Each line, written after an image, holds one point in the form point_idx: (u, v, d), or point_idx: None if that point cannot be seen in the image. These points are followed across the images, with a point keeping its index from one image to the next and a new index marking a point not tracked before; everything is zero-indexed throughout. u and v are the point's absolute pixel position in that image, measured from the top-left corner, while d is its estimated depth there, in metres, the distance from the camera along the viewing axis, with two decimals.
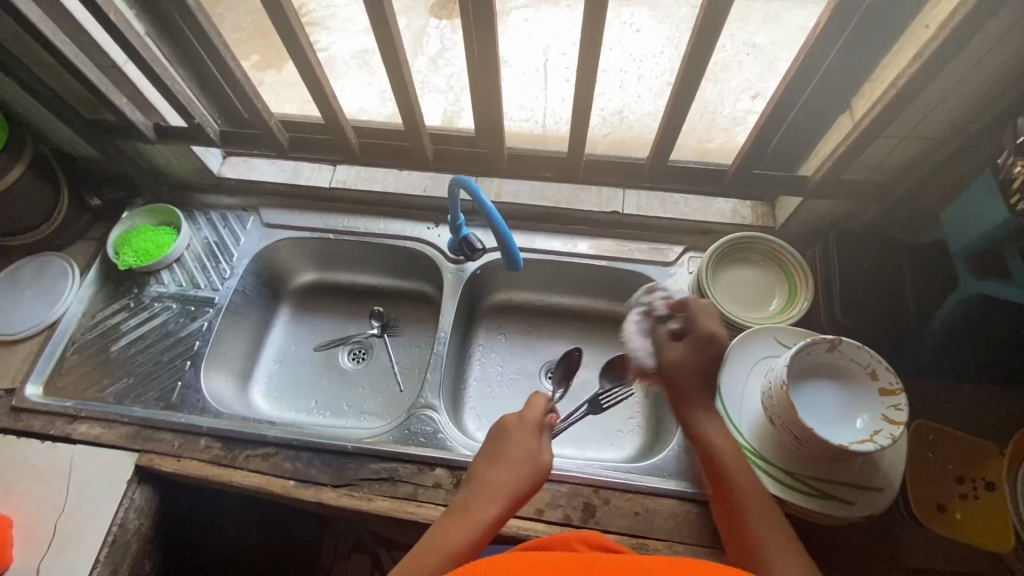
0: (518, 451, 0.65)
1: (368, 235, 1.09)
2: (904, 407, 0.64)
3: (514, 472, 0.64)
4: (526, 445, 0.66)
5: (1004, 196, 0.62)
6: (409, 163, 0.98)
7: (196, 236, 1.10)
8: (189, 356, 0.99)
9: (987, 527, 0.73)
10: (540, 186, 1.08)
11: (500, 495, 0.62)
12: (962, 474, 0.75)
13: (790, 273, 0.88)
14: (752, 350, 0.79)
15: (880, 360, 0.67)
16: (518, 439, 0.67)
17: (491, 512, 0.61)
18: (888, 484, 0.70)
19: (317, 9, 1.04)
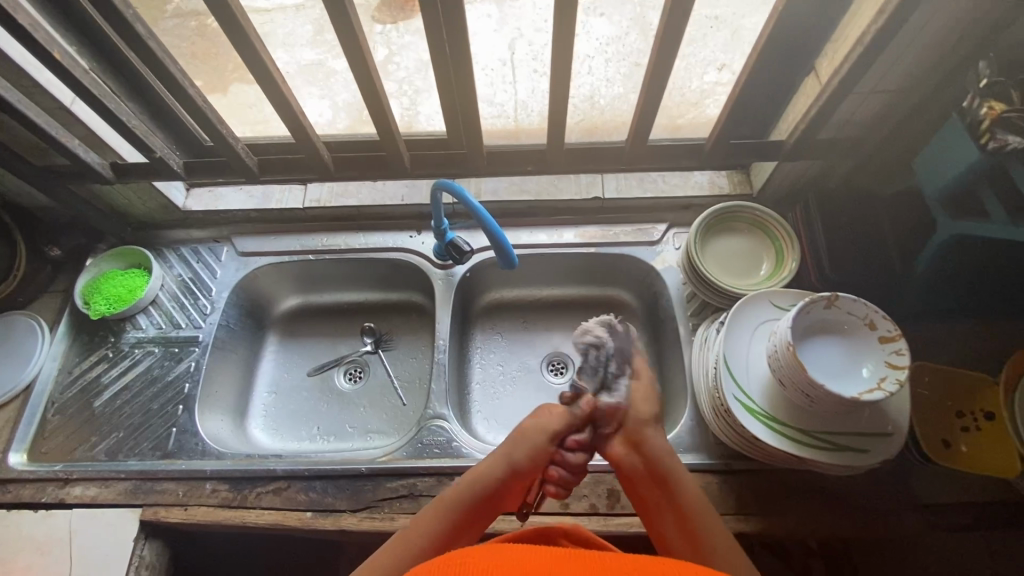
0: (533, 430, 0.70)
1: (349, 251, 1.06)
2: (905, 352, 0.67)
3: (522, 447, 0.69)
4: (544, 421, 0.71)
5: (974, 137, 0.64)
6: (386, 171, 0.97)
7: (169, 274, 1.05)
8: (180, 399, 0.94)
9: (993, 456, 0.75)
10: (518, 180, 1.07)
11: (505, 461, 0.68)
12: (961, 408, 0.78)
13: (775, 236, 0.90)
14: (751, 316, 0.80)
15: (876, 310, 0.69)
16: (543, 421, 0.71)
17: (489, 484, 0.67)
18: (898, 427, 0.72)
19: None
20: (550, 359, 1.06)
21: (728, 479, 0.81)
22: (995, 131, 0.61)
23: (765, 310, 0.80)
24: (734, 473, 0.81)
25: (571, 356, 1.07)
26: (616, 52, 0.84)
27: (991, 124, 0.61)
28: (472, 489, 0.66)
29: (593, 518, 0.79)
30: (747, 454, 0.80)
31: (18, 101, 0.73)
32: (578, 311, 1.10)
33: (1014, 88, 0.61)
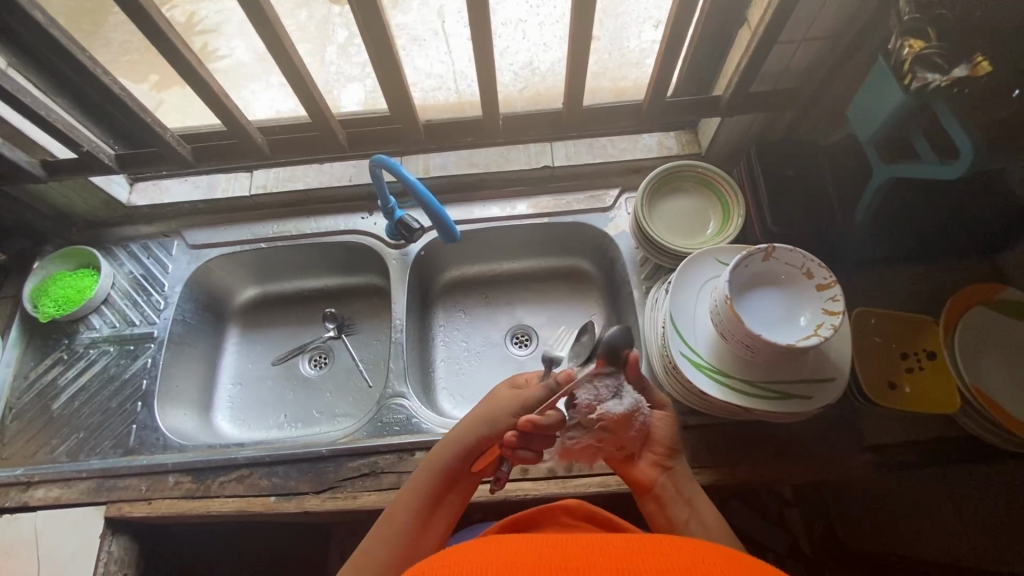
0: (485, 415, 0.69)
1: (301, 237, 1.05)
2: (840, 298, 0.68)
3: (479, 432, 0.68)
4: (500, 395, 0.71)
5: (898, 78, 0.64)
6: (325, 151, 0.95)
7: (120, 272, 1.04)
8: (139, 396, 0.94)
9: (936, 393, 0.77)
10: (467, 154, 1.06)
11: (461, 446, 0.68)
12: (905, 349, 0.80)
13: (721, 194, 0.90)
14: (696, 273, 0.80)
15: (813, 259, 0.70)
16: (500, 403, 0.69)
17: (452, 454, 0.68)
18: (838, 372, 0.74)
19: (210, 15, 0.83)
20: (513, 333, 1.06)
21: (683, 436, 0.82)
22: (916, 71, 0.61)
23: (710, 267, 0.81)
24: (687, 429, 0.83)
25: (533, 328, 1.07)
26: (547, 14, 0.82)
27: (912, 63, 0.61)
28: (435, 478, 0.67)
29: (552, 482, 0.80)
30: (698, 409, 0.81)
31: None
32: (539, 283, 1.10)
33: (930, 25, 0.60)
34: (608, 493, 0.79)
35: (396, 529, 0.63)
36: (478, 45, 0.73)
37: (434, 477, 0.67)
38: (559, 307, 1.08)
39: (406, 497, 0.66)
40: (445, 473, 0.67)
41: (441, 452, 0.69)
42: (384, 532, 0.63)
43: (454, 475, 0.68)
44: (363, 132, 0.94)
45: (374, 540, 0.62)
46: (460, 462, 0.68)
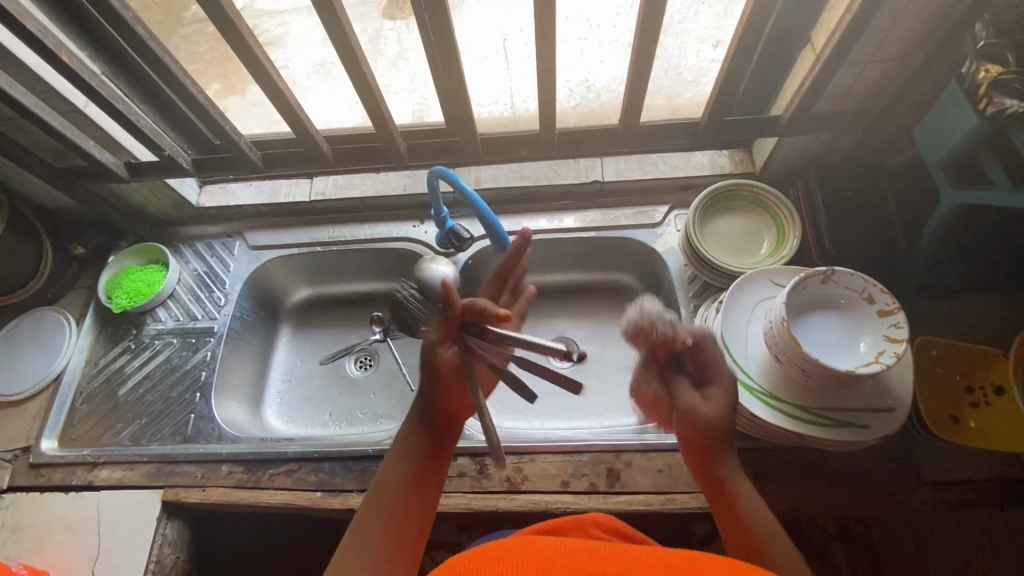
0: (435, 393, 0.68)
1: (355, 242, 1.09)
2: (904, 325, 0.65)
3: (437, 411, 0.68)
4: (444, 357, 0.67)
5: (972, 102, 0.63)
6: (382, 160, 0.99)
7: (185, 269, 1.10)
8: (198, 387, 0.99)
9: (1001, 431, 0.74)
10: (518, 166, 1.08)
11: (426, 427, 0.67)
12: (971, 383, 0.77)
13: (777, 214, 0.89)
14: (750, 293, 0.80)
15: (874, 284, 0.68)
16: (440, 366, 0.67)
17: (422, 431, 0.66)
18: (898, 402, 0.71)
19: (269, 28, 0.84)
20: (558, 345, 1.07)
21: None
22: (992, 95, 0.60)
23: (764, 288, 0.80)
24: (735, 452, 0.81)
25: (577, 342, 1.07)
26: (607, 33, 0.84)
27: (988, 87, 0.60)
28: (408, 465, 0.64)
29: (593, 497, 0.80)
30: (746, 433, 0.80)
31: (34, 105, 0.77)
32: (584, 297, 1.11)
33: (1009, 50, 0.59)
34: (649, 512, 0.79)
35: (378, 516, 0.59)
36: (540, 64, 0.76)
37: (408, 461, 0.64)
38: (603, 321, 1.08)
39: (386, 486, 0.62)
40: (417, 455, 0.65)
41: (407, 436, 0.67)
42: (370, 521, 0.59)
43: (428, 460, 0.65)
44: (420, 143, 0.97)
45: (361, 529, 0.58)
46: (427, 443, 0.66)
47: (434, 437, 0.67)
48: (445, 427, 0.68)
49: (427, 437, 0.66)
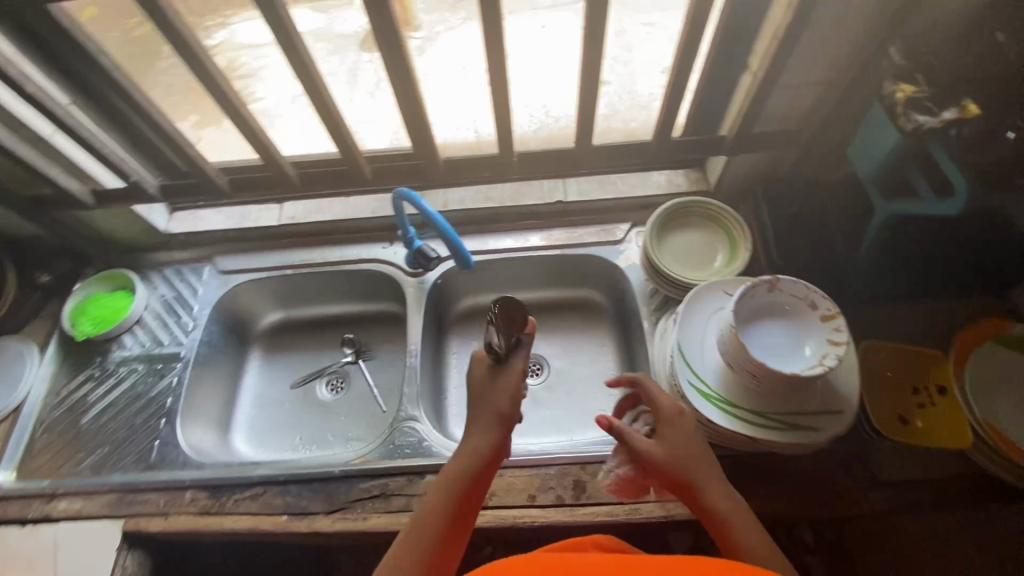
0: (495, 429, 0.67)
1: (324, 265, 1.10)
2: (844, 329, 0.70)
3: (487, 446, 0.66)
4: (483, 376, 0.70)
5: (893, 121, 0.68)
6: (349, 184, 1.00)
7: (153, 295, 1.10)
8: (163, 413, 0.98)
9: (947, 429, 0.78)
10: (484, 189, 1.12)
11: (480, 449, 0.65)
12: (916, 384, 0.81)
13: (729, 229, 0.93)
14: (704, 305, 0.83)
15: (816, 291, 0.73)
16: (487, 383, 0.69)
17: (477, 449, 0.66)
18: (846, 405, 0.75)
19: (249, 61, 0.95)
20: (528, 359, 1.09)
21: None
22: (909, 113, 0.65)
23: (717, 298, 0.83)
24: None
25: (547, 358, 1.09)
26: None
27: (904, 106, 0.65)
28: (460, 486, 0.63)
29: (560, 510, 0.80)
30: (708, 440, 0.82)
31: None
32: (551, 313, 1.13)
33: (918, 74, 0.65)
34: (616, 523, 0.79)
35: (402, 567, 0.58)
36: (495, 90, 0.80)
37: (456, 489, 0.63)
38: (572, 336, 1.11)
39: (430, 518, 0.61)
40: (469, 481, 0.64)
41: (457, 469, 0.65)
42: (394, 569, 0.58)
43: (475, 484, 0.64)
44: (383, 168, 0.99)
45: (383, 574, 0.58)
46: (478, 465, 0.65)
47: (486, 459, 0.65)
48: (496, 453, 0.66)
49: (480, 464, 0.65)
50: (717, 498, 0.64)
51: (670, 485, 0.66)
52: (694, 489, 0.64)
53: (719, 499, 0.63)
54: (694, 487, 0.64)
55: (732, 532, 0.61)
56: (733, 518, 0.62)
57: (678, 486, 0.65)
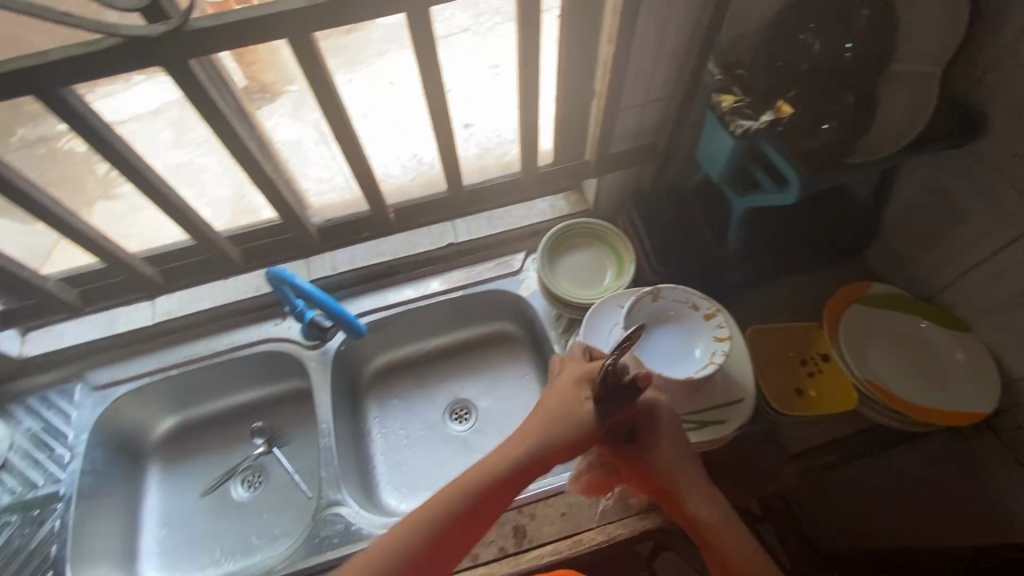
0: (553, 428, 0.67)
1: (215, 356, 1.02)
2: (724, 324, 0.75)
3: (533, 451, 0.67)
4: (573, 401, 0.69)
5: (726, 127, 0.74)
6: (218, 270, 0.96)
7: (16, 431, 0.97)
8: (47, 566, 0.86)
9: (837, 392, 0.84)
10: (375, 245, 1.09)
11: (522, 451, 0.67)
12: (803, 356, 0.87)
13: (614, 244, 0.97)
14: (602, 323, 0.85)
15: (694, 293, 0.77)
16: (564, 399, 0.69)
17: (529, 448, 0.67)
18: (744, 393, 0.79)
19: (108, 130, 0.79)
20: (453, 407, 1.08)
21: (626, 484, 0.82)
22: (736, 119, 0.72)
23: (613, 314, 0.86)
24: None
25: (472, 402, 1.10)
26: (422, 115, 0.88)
27: (731, 112, 0.73)
28: (489, 484, 0.65)
29: (503, 563, 0.78)
30: None
31: None
32: (467, 354, 1.12)
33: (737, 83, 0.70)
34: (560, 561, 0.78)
35: (395, 560, 0.61)
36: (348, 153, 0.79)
37: (483, 485, 0.65)
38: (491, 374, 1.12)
39: (440, 505, 0.63)
40: (501, 482, 0.65)
41: (491, 463, 0.66)
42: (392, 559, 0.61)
43: (503, 487, 0.65)
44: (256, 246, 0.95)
45: (379, 558, 0.61)
46: (516, 469, 0.66)
47: (523, 465, 0.66)
48: (540, 458, 0.67)
49: (521, 467, 0.66)
50: (698, 501, 0.67)
51: (654, 490, 0.70)
52: (675, 498, 0.68)
53: (699, 502, 0.67)
54: (673, 495, 0.68)
55: (715, 542, 0.65)
56: (718, 528, 0.65)
57: (665, 493, 0.69)
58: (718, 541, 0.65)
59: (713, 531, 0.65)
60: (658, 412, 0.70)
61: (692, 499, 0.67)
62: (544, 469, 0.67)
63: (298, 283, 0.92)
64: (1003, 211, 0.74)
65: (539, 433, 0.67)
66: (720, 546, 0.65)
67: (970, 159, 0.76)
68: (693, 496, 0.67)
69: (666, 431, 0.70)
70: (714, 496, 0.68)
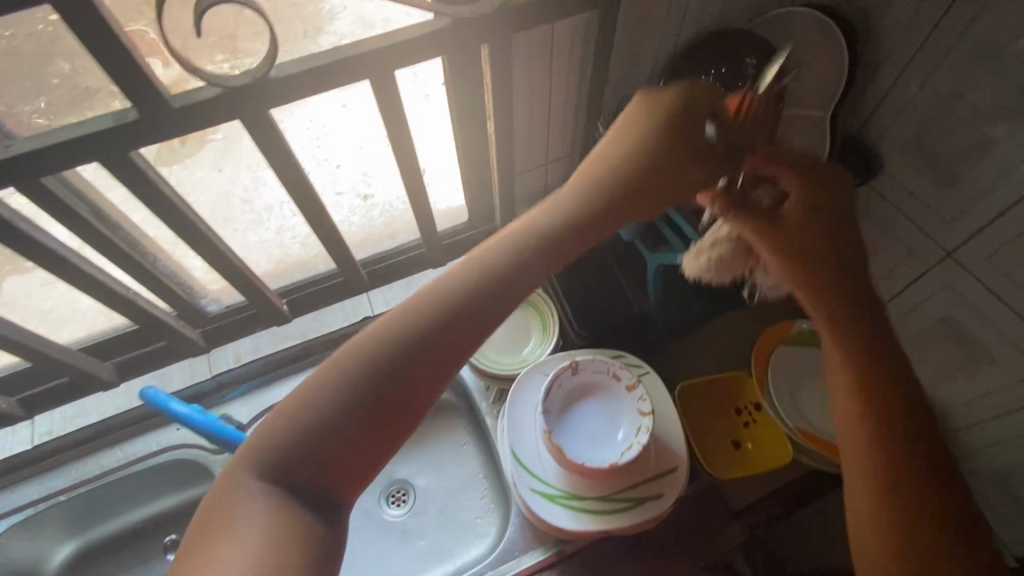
0: (516, 240, 0.46)
1: (110, 474, 0.92)
2: (647, 397, 0.70)
3: (469, 278, 0.45)
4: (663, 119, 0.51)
5: None
6: (93, 388, 0.85)
7: None
8: None
9: (772, 444, 0.81)
10: (280, 328, 1.00)
11: (460, 296, 0.45)
12: (737, 406, 0.84)
13: (536, 305, 0.92)
14: (527, 396, 0.79)
15: (614, 363, 0.73)
16: (652, 128, 0.51)
17: (465, 282, 0.45)
18: (679, 460, 0.75)
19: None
20: (390, 491, 1.03)
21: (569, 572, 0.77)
22: None
23: (538, 383, 0.80)
24: (569, 560, 0.78)
25: (411, 482, 1.04)
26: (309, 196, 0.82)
27: None
28: (397, 346, 0.44)
29: None
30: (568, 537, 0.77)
31: None
32: None
33: None
34: None
35: (309, 425, 0.43)
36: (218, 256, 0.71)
37: (391, 341, 0.44)
38: (428, 448, 1.07)
39: (323, 392, 0.43)
40: (417, 344, 0.44)
41: (395, 326, 0.44)
42: (297, 401, 0.44)
43: (416, 373, 0.44)
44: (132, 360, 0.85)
45: (279, 425, 0.43)
46: (440, 320, 0.44)
47: (450, 329, 0.44)
48: (489, 308, 0.45)
49: (441, 323, 0.44)
50: (852, 326, 0.52)
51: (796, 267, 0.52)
52: (826, 268, 0.52)
53: (857, 287, 0.51)
54: (807, 267, 0.52)
55: (885, 375, 0.52)
56: (879, 362, 0.52)
57: (801, 269, 0.52)
58: (858, 353, 0.52)
59: (840, 400, 0.54)
60: (812, 211, 0.51)
61: (829, 265, 0.51)
62: (506, 309, 0.46)
63: (176, 407, 0.84)
64: (910, 245, 0.74)
65: (489, 244, 0.47)
66: (853, 427, 0.53)
67: (872, 193, 0.77)
68: (852, 341, 0.52)
69: (812, 231, 0.51)
70: (868, 342, 0.52)
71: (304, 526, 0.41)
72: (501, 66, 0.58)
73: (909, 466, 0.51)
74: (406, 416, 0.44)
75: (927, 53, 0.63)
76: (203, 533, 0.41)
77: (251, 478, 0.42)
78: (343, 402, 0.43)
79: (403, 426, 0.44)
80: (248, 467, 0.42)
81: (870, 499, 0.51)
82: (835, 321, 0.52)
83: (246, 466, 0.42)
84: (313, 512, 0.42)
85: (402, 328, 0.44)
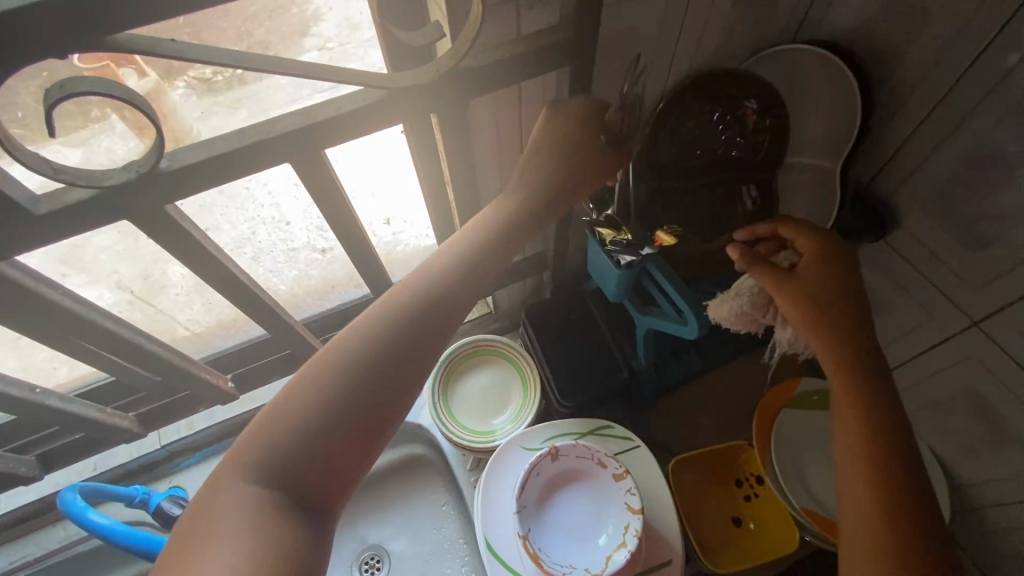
0: (487, 233, 0.46)
1: (51, 555, 0.84)
2: (636, 490, 0.62)
3: (447, 266, 0.43)
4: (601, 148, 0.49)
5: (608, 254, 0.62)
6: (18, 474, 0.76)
7: None
8: None
9: (775, 525, 0.73)
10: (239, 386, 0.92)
11: (440, 279, 0.43)
12: (737, 476, 0.77)
13: (517, 366, 0.84)
14: (504, 475, 0.71)
15: (598, 448, 0.64)
16: (593, 142, 0.48)
17: (448, 264, 0.43)
18: (673, 551, 0.66)
19: None
20: (363, 557, 0.96)
21: None
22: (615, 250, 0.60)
23: (515, 460, 0.72)
24: None
25: (385, 547, 0.96)
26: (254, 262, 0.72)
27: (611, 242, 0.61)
28: (380, 334, 0.40)
29: None
30: None
31: None
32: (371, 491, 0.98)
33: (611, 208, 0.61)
34: None
35: (301, 424, 0.37)
36: (144, 340, 0.62)
37: (374, 329, 0.40)
38: (406, 508, 0.99)
39: (300, 400, 0.37)
40: (401, 330, 0.40)
41: (379, 314, 0.41)
42: (279, 403, 0.37)
43: (397, 369, 0.39)
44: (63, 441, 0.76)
45: (266, 422, 0.37)
46: (427, 300, 0.42)
47: (435, 313, 0.42)
48: (472, 286, 0.44)
49: (428, 306, 0.42)
50: (865, 376, 0.47)
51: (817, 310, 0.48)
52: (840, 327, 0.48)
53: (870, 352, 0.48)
54: (824, 320, 0.48)
55: (893, 439, 0.47)
56: (890, 409, 0.47)
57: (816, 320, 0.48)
58: (862, 375, 0.47)
59: (839, 415, 0.48)
60: (834, 284, 0.48)
61: (835, 286, 0.48)
62: (479, 292, 0.45)
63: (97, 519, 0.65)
64: (929, 308, 0.67)
65: (470, 234, 0.46)
66: (855, 448, 0.47)
67: (884, 248, 0.69)
68: (825, 320, 0.48)
69: (833, 289, 0.48)
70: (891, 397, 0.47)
71: (297, 534, 0.34)
72: (455, 131, 0.50)
73: (899, 491, 0.45)
74: (397, 410, 0.40)
75: (951, 105, 0.55)
76: (170, 565, 0.32)
77: (236, 483, 0.35)
78: (331, 396, 0.38)
79: (392, 422, 0.39)
80: (230, 475, 0.35)
81: (875, 533, 0.44)
82: (858, 348, 0.48)
83: (233, 468, 0.36)
84: (311, 519, 0.36)
85: (384, 322, 0.40)
